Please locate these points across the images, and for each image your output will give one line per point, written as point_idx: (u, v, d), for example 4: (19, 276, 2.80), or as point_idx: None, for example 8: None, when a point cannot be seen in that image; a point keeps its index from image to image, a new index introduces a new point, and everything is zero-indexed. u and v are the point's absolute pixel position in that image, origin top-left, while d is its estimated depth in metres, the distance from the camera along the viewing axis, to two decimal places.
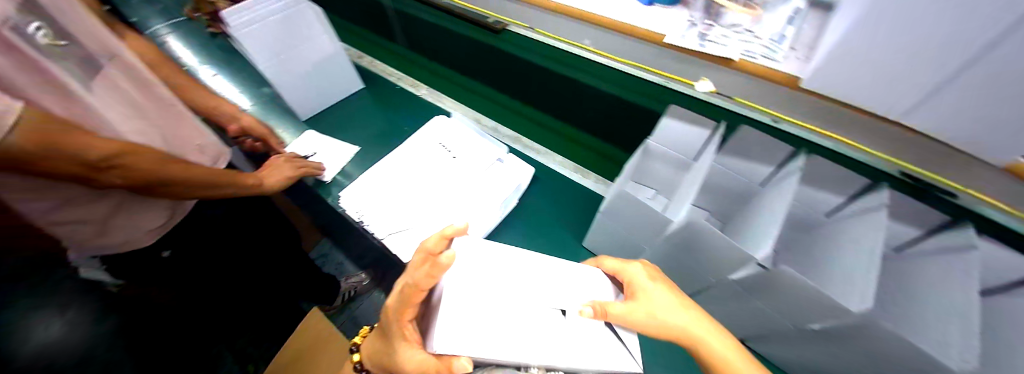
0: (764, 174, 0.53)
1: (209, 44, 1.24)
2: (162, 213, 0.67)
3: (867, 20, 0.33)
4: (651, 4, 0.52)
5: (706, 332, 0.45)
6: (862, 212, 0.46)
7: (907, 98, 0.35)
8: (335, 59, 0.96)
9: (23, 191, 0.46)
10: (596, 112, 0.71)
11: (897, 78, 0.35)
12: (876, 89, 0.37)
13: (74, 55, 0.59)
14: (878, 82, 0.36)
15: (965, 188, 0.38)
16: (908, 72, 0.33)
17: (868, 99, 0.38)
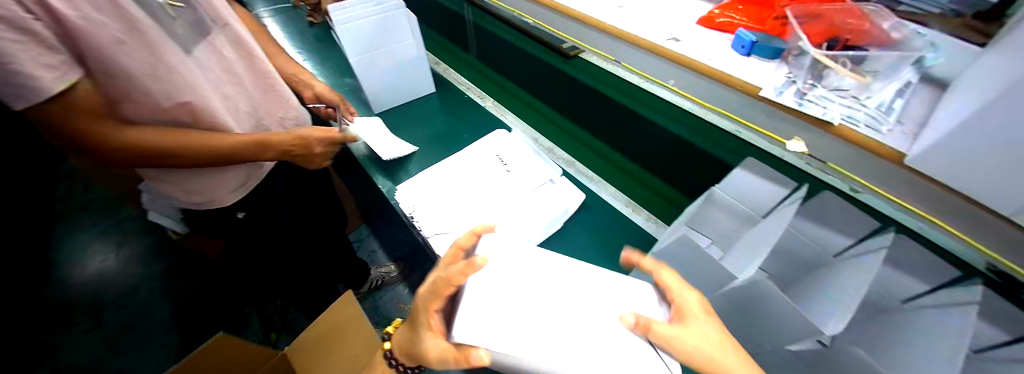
0: (839, 245, 0.50)
1: (306, 33, 1.42)
2: (240, 177, 0.82)
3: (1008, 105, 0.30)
4: (748, 55, 0.54)
5: None
6: (946, 304, 0.41)
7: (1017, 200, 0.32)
8: (415, 63, 1.01)
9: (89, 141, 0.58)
10: (661, 150, 0.76)
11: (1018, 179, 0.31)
12: (985, 182, 0.33)
13: (184, 18, 0.66)
14: (991, 176, 0.32)
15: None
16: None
17: (974, 189, 0.35)
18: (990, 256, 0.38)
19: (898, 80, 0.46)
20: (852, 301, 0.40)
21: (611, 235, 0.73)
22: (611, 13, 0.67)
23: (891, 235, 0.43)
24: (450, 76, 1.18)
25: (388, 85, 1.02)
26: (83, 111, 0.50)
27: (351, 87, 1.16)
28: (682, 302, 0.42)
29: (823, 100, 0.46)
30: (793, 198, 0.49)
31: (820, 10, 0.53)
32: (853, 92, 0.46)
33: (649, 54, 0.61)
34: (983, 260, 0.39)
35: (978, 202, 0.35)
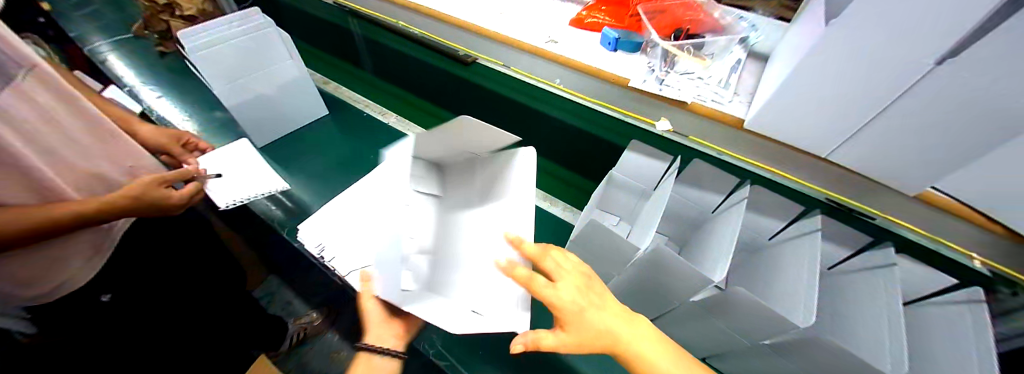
0: (714, 202, 0.57)
1: (157, 65, 1.19)
2: (89, 246, 0.72)
3: (838, 58, 0.39)
4: (615, 50, 0.59)
5: (633, 339, 0.40)
6: (794, 236, 0.51)
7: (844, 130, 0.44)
8: (297, 86, 0.91)
9: None
10: (560, 142, 0.79)
11: (840, 114, 0.43)
12: (820, 121, 0.45)
13: None
14: (819, 115, 0.44)
15: (880, 212, 0.47)
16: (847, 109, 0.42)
17: (812, 131, 0.46)
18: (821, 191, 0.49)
19: (730, 59, 0.55)
20: (727, 250, 0.47)
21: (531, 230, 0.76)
22: (491, 18, 0.68)
23: (748, 187, 0.50)
24: (344, 95, 1.09)
25: (267, 114, 0.89)
26: None
27: (224, 122, 1.00)
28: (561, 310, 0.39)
29: (677, 83, 0.52)
30: (672, 170, 0.53)
31: (667, 6, 0.59)
32: (699, 73, 0.53)
33: (533, 56, 0.64)
34: (820, 196, 0.50)
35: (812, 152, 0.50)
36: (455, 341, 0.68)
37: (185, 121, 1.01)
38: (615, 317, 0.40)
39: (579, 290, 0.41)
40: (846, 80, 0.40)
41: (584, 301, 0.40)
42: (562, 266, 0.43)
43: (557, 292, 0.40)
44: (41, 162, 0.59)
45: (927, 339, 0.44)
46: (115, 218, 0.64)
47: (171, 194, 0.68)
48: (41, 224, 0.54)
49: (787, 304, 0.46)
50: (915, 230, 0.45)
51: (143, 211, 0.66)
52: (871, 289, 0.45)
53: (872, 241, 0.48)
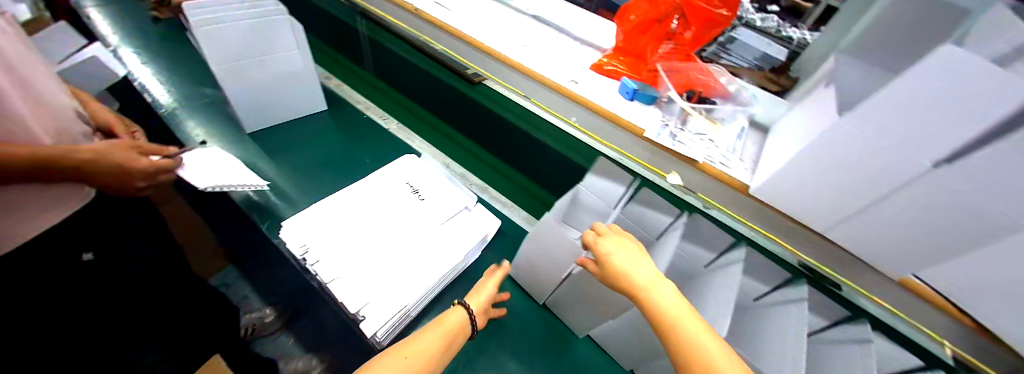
0: (708, 258, 0.61)
1: (146, 29, 1.13)
2: None
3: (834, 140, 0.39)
4: (632, 99, 0.61)
5: (655, 288, 0.43)
6: (782, 301, 0.54)
7: (837, 214, 0.43)
8: (299, 77, 0.87)
9: None
10: (559, 176, 0.82)
11: (838, 199, 0.42)
12: (818, 205, 0.44)
13: None
14: (824, 199, 0.44)
15: (850, 282, 0.48)
16: (847, 196, 0.41)
17: (812, 212, 0.46)
18: (799, 258, 0.53)
19: (736, 126, 0.58)
20: (725, 306, 0.48)
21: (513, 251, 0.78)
22: (515, 48, 0.70)
23: (744, 250, 0.55)
24: (344, 93, 1.06)
25: (262, 102, 0.85)
26: None
27: (212, 100, 0.94)
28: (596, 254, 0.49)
29: (688, 140, 0.54)
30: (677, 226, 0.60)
31: (682, 67, 0.63)
32: (709, 136, 0.55)
33: (551, 91, 0.65)
34: (796, 260, 0.54)
35: (807, 226, 0.48)
36: None
37: (165, 93, 0.93)
38: (642, 266, 0.46)
39: (617, 243, 0.49)
40: (860, 163, 0.38)
41: (618, 250, 0.48)
42: (615, 228, 0.52)
43: (596, 240, 0.50)
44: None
45: None
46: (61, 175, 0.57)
47: (140, 158, 0.64)
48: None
49: (772, 363, 0.49)
50: (879, 304, 0.48)
51: (102, 175, 0.61)
52: (846, 359, 0.48)
53: (850, 316, 0.53)
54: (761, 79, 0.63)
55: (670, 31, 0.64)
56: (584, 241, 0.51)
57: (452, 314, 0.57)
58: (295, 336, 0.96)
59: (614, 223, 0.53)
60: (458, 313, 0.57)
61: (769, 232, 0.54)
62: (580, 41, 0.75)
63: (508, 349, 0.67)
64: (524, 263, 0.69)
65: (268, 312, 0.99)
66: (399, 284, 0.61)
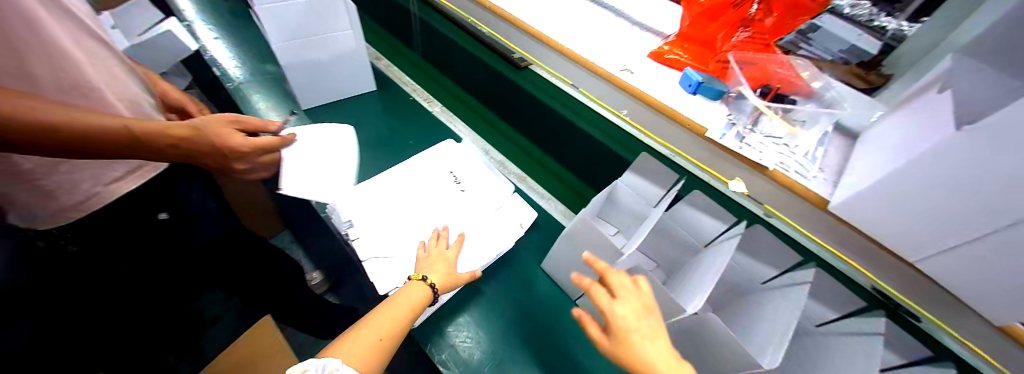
0: (767, 275, 0.56)
1: (219, 6, 1.22)
2: (123, 166, 0.68)
3: (924, 163, 0.31)
4: (694, 93, 0.55)
5: None
6: (849, 334, 0.49)
7: (919, 250, 0.36)
8: (352, 57, 0.89)
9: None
10: (602, 171, 0.78)
11: (924, 237, 0.35)
12: (904, 238, 0.37)
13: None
14: (908, 233, 0.36)
15: (927, 314, 0.40)
16: (936, 236, 0.34)
17: (898, 240, 0.37)
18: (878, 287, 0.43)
19: (820, 129, 0.50)
20: (784, 334, 0.46)
21: (546, 244, 0.78)
22: (565, 33, 0.66)
23: (813, 270, 0.49)
24: (394, 74, 1.08)
25: (318, 80, 0.89)
26: None
27: (273, 76, 1.00)
28: (612, 321, 0.44)
29: (760, 144, 0.48)
30: (734, 233, 0.53)
31: (757, 58, 0.55)
32: (785, 140, 0.49)
33: (601, 80, 0.60)
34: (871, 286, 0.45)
35: (899, 256, 0.39)
36: (443, 334, 0.67)
37: (233, 67, 1.01)
38: (658, 350, 0.41)
39: (636, 313, 0.44)
40: (940, 195, 0.31)
41: (634, 324, 0.43)
42: (633, 289, 0.46)
43: (610, 305, 0.45)
44: (108, 89, 0.59)
45: None
46: (142, 152, 0.51)
47: (232, 135, 0.58)
48: (22, 127, 0.38)
49: None
50: (970, 348, 0.38)
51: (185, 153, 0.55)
52: None
53: (933, 356, 0.45)
54: (847, 74, 0.53)
55: (747, 17, 0.57)
56: (596, 302, 0.47)
57: (408, 292, 0.54)
58: (337, 298, 1.09)
59: (630, 278, 0.48)
60: (419, 289, 0.55)
61: (840, 252, 0.46)
62: (639, 25, 0.68)
63: (529, 341, 0.67)
64: (558, 260, 0.69)
65: (316, 276, 1.14)
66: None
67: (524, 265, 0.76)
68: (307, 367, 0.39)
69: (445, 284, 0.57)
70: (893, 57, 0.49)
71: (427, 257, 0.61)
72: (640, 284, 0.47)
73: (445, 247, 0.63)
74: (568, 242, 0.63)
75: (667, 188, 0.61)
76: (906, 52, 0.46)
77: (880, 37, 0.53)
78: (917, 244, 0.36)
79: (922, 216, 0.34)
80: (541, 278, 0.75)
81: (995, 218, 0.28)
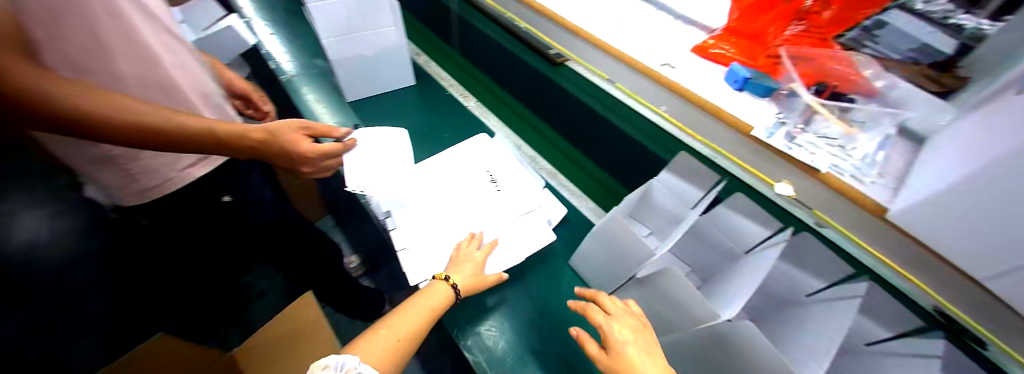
0: (811, 287, 0.54)
1: (275, 4, 1.32)
2: None
3: (998, 169, 0.29)
4: (741, 90, 0.54)
5: None
6: (902, 353, 0.46)
7: (990, 266, 0.33)
8: (394, 52, 0.94)
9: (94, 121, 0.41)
10: (635, 170, 0.77)
11: (997, 252, 0.32)
12: (974, 252, 0.34)
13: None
14: (979, 246, 0.33)
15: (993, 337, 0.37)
16: (1009, 250, 0.31)
17: (966, 254, 0.34)
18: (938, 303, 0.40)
19: (882, 133, 0.46)
20: (830, 348, 0.43)
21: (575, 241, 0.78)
22: (604, 28, 0.65)
23: (865, 284, 0.46)
24: (432, 70, 1.12)
25: (362, 74, 0.95)
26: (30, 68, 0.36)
27: (321, 70, 1.07)
28: (608, 334, 0.47)
29: (811, 145, 0.46)
30: (778, 240, 0.51)
31: (814, 53, 0.53)
32: (841, 142, 0.46)
33: (641, 77, 0.60)
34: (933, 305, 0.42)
35: (967, 272, 0.35)
36: (471, 321, 0.70)
37: (287, 61, 1.09)
38: (653, 365, 0.42)
39: (630, 330, 0.47)
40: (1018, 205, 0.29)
41: (629, 338, 0.46)
42: (628, 312, 0.51)
43: (607, 320, 0.49)
44: (191, 89, 0.65)
45: None
46: (225, 149, 0.57)
47: (300, 143, 0.61)
48: (130, 130, 0.44)
49: None
50: None
51: (256, 151, 0.60)
52: None
53: None
54: (916, 77, 0.46)
55: (802, 9, 0.56)
56: (594, 320, 0.51)
57: (430, 295, 0.57)
58: (372, 282, 1.18)
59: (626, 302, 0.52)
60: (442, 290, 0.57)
61: (896, 264, 0.43)
62: (682, 19, 0.67)
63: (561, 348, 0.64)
64: (586, 257, 0.69)
65: (354, 259, 1.21)
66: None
67: (553, 260, 0.77)
68: (326, 362, 0.41)
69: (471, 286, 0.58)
70: (973, 59, 0.43)
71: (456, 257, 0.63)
72: (631, 307, 0.52)
73: (475, 248, 0.64)
74: (597, 240, 0.63)
75: (707, 189, 0.59)
76: (987, 53, 0.41)
77: (954, 35, 0.47)
78: (989, 261, 0.33)
79: (997, 227, 0.31)
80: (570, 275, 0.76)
81: None
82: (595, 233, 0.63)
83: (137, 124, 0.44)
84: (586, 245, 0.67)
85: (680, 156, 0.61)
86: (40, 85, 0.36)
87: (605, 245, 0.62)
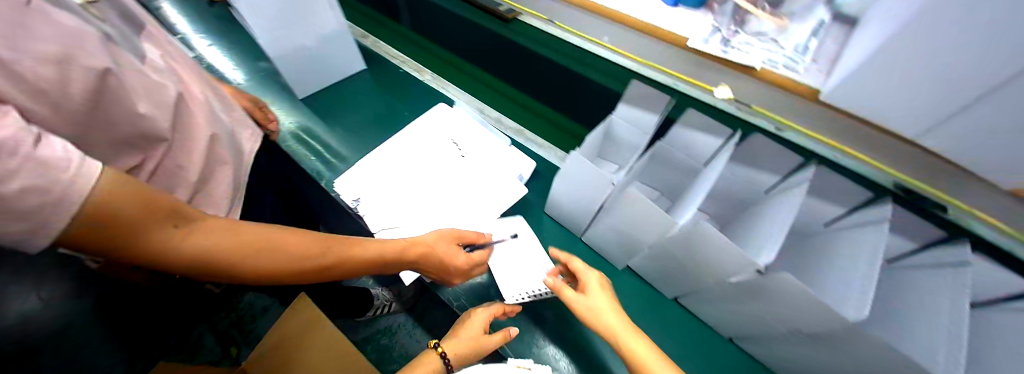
0: (770, 182, 0.58)
1: (203, 13, 1.24)
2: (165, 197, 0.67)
3: (927, 19, 0.30)
4: (675, 5, 0.53)
5: (627, 332, 0.45)
6: (858, 224, 0.51)
7: (922, 120, 0.35)
8: (337, 38, 0.91)
9: (255, 268, 0.39)
10: (597, 108, 0.78)
11: (924, 101, 0.34)
12: (907, 108, 0.35)
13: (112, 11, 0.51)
14: (910, 103, 0.35)
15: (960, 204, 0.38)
16: (934, 102, 0.33)
17: (896, 113, 0.37)
18: (892, 176, 0.40)
19: (812, 19, 0.46)
20: (778, 233, 0.49)
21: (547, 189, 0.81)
22: None
23: (813, 168, 0.49)
24: (382, 50, 1.09)
25: (310, 67, 0.92)
26: (170, 223, 0.32)
27: (267, 72, 1.04)
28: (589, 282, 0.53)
29: (746, 46, 0.46)
30: (730, 145, 0.54)
31: None
32: (773, 35, 0.46)
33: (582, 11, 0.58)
34: (888, 179, 0.41)
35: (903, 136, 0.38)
36: (475, 291, 0.73)
37: (231, 70, 1.04)
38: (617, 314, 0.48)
39: (601, 287, 0.52)
40: (938, 55, 0.30)
41: (599, 286, 0.52)
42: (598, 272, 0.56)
43: (586, 272, 0.55)
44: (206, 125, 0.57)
45: (998, 344, 0.44)
46: (375, 270, 0.52)
47: (455, 254, 0.58)
48: (292, 269, 0.42)
49: (847, 302, 0.47)
50: (1005, 232, 0.37)
51: (407, 265, 0.56)
52: (940, 289, 0.45)
53: (948, 235, 0.47)
54: None
55: None
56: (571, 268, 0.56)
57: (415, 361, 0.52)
58: (374, 279, 1.18)
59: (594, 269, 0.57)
60: (430, 358, 0.51)
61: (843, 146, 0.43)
62: None
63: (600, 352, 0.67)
64: (561, 204, 0.72)
65: None
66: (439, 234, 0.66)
67: (531, 212, 0.80)
68: None
69: (467, 343, 0.54)
70: None
71: (456, 325, 0.60)
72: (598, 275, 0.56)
73: (484, 310, 0.61)
74: (563, 184, 0.65)
75: (661, 113, 0.60)
76: None
77: None
78: (915, 120, 0.36)
79: (925, 85, 0.32)
80: (547, 221, 0.79)
81: (996, 72, 0.27)
82: (564, 179, 0.64)
83: (296, 267, 0.42)
84: (556, 191, 0.69)
85: (634, 85, 0.61)
86: (181, 247, 0.33)
87: (571, 186, 0.64)
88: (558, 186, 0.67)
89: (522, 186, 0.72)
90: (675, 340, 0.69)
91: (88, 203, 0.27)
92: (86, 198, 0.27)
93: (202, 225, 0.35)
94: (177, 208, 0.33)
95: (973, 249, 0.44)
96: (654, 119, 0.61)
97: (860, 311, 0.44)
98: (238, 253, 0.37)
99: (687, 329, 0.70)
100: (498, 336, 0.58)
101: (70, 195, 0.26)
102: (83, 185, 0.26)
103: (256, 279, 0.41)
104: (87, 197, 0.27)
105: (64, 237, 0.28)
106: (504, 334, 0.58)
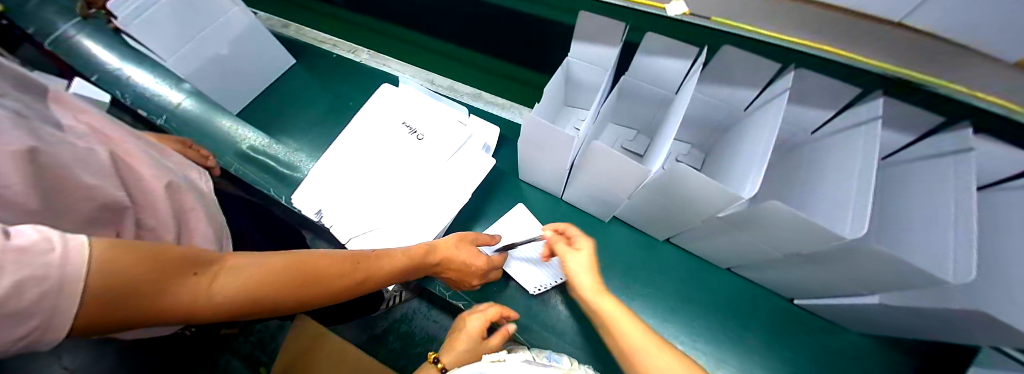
0: (746, 100, 0.52)
1: None
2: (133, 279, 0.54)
3: None
4: None
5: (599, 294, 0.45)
6: (844, 129, 0.47)
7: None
8: (250, 33, 0.81)
9: (293, 302, 0.33)
10: (550, 50, 0.70)
11: None
12: None
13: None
14: None
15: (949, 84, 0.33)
16: None
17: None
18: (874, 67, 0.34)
19: None
20: (761, 159, 0.45)
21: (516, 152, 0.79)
22: None
23: (792, 74, 0.43)
24: (307, 37, 1.00)
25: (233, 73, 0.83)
26: (197, 270, 0.25)
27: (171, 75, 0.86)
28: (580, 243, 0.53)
29: None
30: (695, 69, 0.47)
31: None
32: None
33: None
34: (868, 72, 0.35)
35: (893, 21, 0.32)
36: None
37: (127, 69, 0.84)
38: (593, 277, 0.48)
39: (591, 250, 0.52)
40: None
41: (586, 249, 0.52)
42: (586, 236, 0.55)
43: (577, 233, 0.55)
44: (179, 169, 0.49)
45: (1004, 232, 0.41)
46: (404, 276, 0.48)
47: (474, 257, 0.57)
48: (330, 294, 0.36)
49: (840, 220, 0.44)
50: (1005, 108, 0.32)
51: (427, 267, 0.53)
52: (941, 184, 0.42)
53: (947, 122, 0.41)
54: None
55: None
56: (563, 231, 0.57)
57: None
58: None
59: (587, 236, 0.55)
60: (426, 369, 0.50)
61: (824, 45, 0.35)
62: None
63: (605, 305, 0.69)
64: (532, 168, 0.67)
65: None
66: (410, 226, 0.65)
67: (506, 179, 0.78)
68: None
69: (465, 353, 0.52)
70: None
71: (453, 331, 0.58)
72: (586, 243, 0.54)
73: (482, 313, 0.58)
74: (527, 148, 0.60)
75: (618, 45, 0.52)
76: None
77: None
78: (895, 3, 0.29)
79: None
80: (522, 186, 0.77)
81: None
82: (527, 143, 0.59)
83: (335, 290, 0.37)
84: (522, 155, 0.64)
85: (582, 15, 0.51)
86: (218, 296, 0.26)
87: (534, 149, 0.60)
88: (523, 151, 0.62)
89: (488, 157, 0.68)
90: (678, 279, 0.69)
91: (103, 284, 0.19)
92: (83, 278, 0.19)
93: (232, 265, 0.28)
94: (195, 255, 0.26)
95: (979, 134, 0.39)
96: (610, 53, 0.54)
97: (855, 228, 0.41)
98: (283, 291, 0.31)
99: (688, 265, 0.70)
100: (496, 338, 0.56)
101: (69, 278, 0.18)
102: (70, 278, 0.18)
103: (289, 311, 0.34)
104: (85, 278, 0.19)
105: (72, 332, 0.21)
106: (504, 335, 0.56)
